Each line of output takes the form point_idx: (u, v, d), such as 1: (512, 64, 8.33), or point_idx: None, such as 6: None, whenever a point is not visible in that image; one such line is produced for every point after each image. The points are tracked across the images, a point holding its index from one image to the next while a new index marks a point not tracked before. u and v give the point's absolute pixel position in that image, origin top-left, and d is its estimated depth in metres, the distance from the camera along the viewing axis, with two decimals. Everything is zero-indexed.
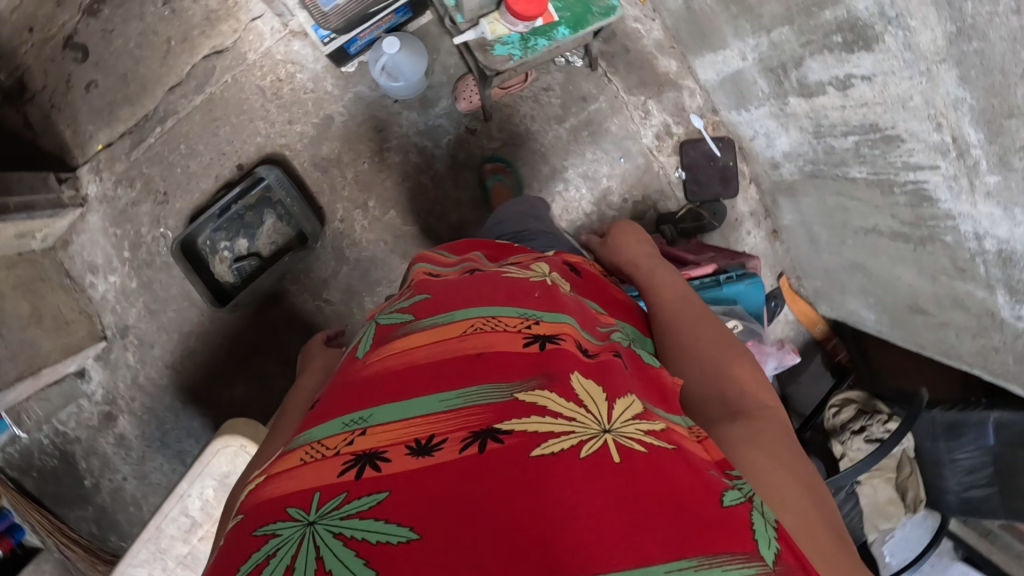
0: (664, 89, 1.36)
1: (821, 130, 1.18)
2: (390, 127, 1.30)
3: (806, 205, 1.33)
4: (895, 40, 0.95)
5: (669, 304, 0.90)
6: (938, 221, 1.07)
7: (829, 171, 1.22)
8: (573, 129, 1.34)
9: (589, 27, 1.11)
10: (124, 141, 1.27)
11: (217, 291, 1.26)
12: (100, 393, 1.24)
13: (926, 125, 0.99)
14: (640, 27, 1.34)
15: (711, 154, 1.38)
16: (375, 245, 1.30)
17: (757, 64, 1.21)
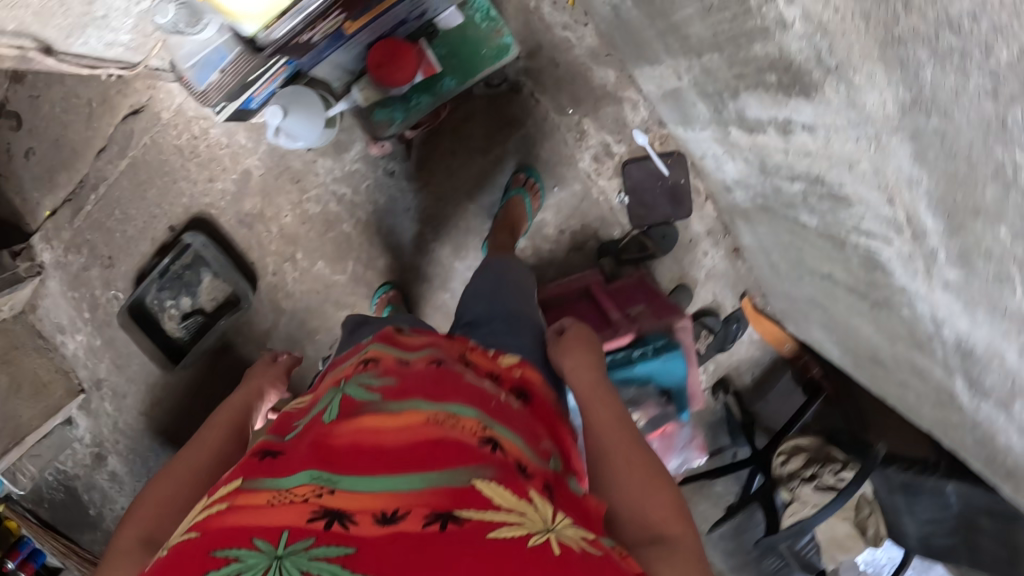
0: (600, 104, 1.20)
1: (766, 167, 1.00)
2: (306, 176, 1.23)
3: (762, 233, 1.17)
4: (837, 92, 0.74)
5: (599, 401, 0.80)
6: (894, 291, 0.90)
7: (782, 212, 1.05)
8: (500, 160, 1.22)
9: (480, 76, 0.99)
10: (65, 209, 1.29)
11: (172, 349, 1.30)
12: (88, 437, 1.41)
13: (877, 196, 0.80)
14: (570, 35, 1.18)
15: (659, 172, 1.23)
16: (309, 295, 1.28)
17: (693, 87, 1.04)
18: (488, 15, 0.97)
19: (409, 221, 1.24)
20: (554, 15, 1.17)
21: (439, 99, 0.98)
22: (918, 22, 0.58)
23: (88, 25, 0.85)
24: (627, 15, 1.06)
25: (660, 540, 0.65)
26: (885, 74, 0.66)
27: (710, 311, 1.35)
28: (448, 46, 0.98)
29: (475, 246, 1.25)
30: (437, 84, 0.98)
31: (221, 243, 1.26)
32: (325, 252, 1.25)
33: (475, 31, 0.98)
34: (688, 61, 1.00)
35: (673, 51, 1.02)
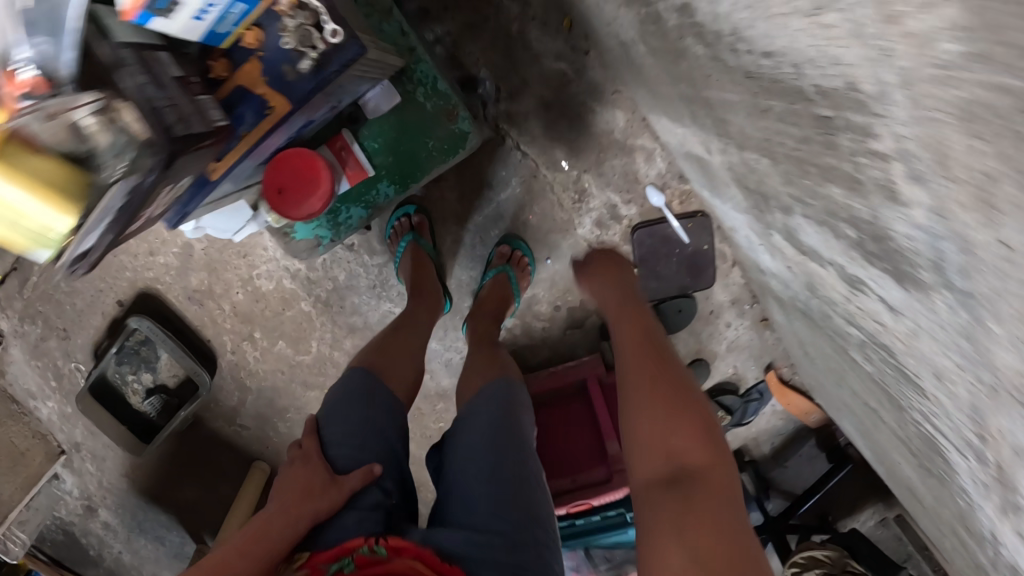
0: (605, 156, 0.93)
1: (815, 291, 0.73)
2: (253, 251, 1.03)
3: (796, 323, 0.93)
4: (953, 312, 0.40)
5: (631, 363, 0.72)
6: (952, 483, 0.60)
7: (825, 330, 0.79)
8: (480, 227, 0.99)
9: (427, 177, 0.76)
10: (13, 281, 1.19)
11: (140, 426, 1.20)
12: (77, 491, 1.40)
13: (962, 423, 0.49)
14: (566, 67, 0.88)
15: (679, 239, 0.97)
16: (274, 374, 1.14)
17: (729, 169, 0.72)
18: (439, 91, 0.73)
19: (374, 300, 1.04)
20: (545, 42, 0.87)
21: (375, 211, 0.78)
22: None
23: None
24: (637, 59, 0.74)
25: (687, 476, 0.57)
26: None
27: (729, 387, 1.16)
28: (382, 139, 0.74)
29: (453, 326, 1.06)
30: (373, 193, 0.77)
31: (171, 321, 1.10)
32: (285, 332, 1.09)
33: (422, 115, 0.73)
34: (715, 139, 0.69)
35: (688, 114, 0.72)
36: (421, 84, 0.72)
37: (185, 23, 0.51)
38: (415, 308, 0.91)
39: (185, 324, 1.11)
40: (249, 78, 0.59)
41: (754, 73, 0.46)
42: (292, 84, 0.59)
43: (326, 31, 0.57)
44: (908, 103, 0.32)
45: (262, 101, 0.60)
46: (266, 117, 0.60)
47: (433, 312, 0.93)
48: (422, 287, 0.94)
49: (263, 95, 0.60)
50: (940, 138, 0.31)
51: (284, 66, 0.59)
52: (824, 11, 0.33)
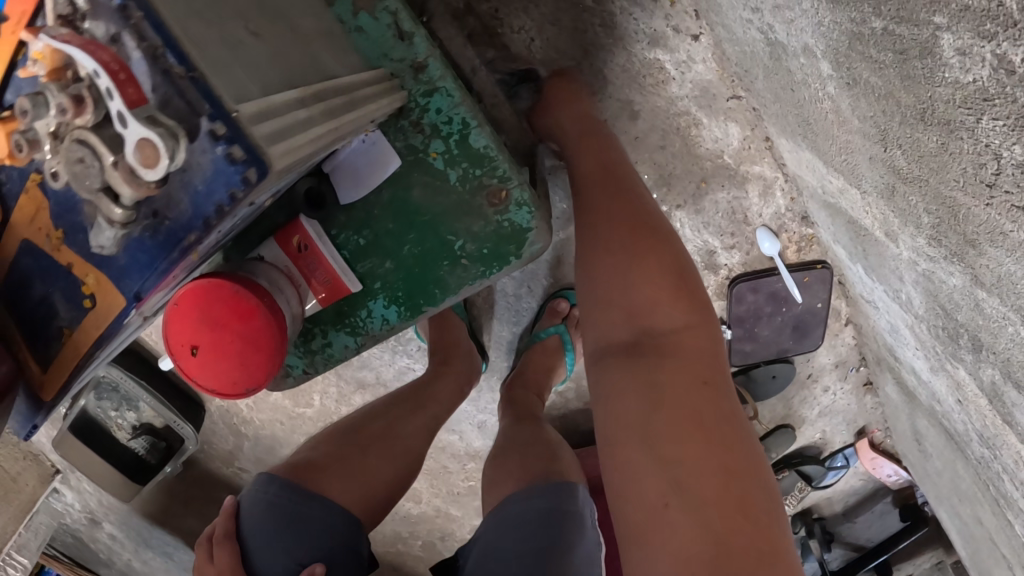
0: (704, 186, 0.66)
1: (1002, 452, 0.49)
2: None
3: (927, 424, 0.69)
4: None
5: (590, 187, 0.54)
6: None
7: (988, 476, 0.57)
8: (524, 271, 0.75)
9: (453, 298, 0.51)
10: None
11: (128, 467, 1.02)
12: (80, 504, 1.25)
13: None
14: (660, 58, 0.61)
15: (788, 297, 0.71)
16: (271, 425, 0.94)
17: (914, 270, 0.46)
18: (472, 150, 0.49)
19: (387, 354, 0.81)
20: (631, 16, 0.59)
21: (367, 340, 0.53)
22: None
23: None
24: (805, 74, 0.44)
25: (660, 347, 0.46)
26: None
27: (811, 453, 0.95)
28: (377, 235, 0.49)
29: (486, 385, 0.84)
30: (360, 312, 0.51)
31: (150, 362, 0.89)
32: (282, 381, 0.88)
33: (439, 185, 0.49)
34: (911, 233, 0.42)
35: (873, 182, 0.44)
36: (446, 135, 0.48)
37: None
38: (435, 380, 0.68)
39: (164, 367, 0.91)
40: (37, 228, 0.32)
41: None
42: (111, 255, 0.31)
43: (126, 150, 0.26)
44: None
45: (75, 281, 0.32)
46: (83, 309, 0.33)
47: (460, 381, 0.70)
48: (450, 350, 0.71)
49: (74, 270, 0.32)
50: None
51: (88, 208, 0.30)
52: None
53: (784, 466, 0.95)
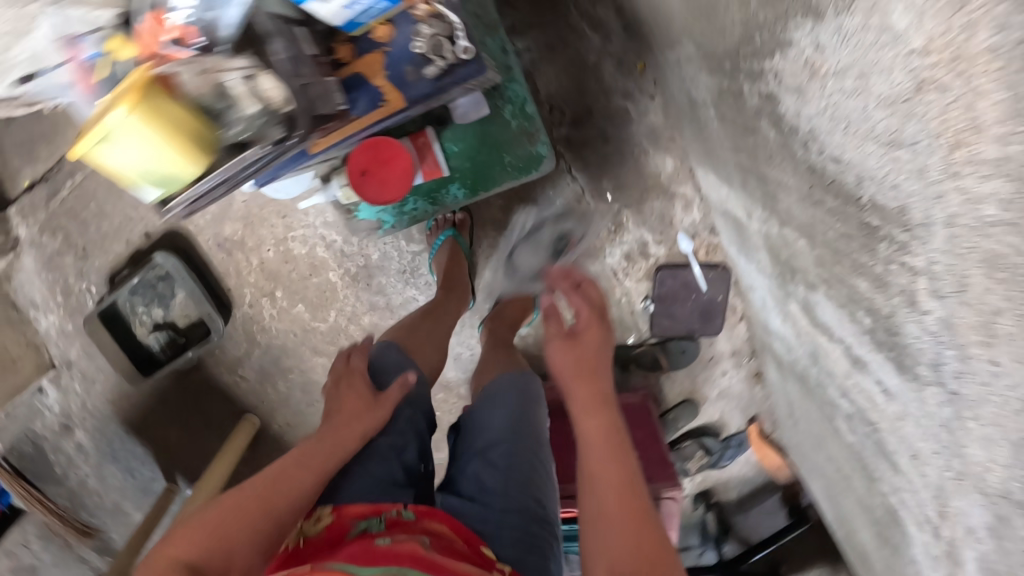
0: (647, 196, 1.00)
1: (817, 361, 0.80)
2: (294, 213, 1.07)
3: (789, 386, 0.98)
4: (941, 408, 0.49)
5: (592, 460, 0.63)
6: (907, 555, 0.71)
7: (818, 400, 0.86)
8: (515, 240, 1.07)
9: (498, 188, 0.81)
10: (38, 190, 1.10)
11: (142, 359, 1.13)
12: (60, 408, 1.18)
13: (927, 498, 0.59)
14: (629, 106, 0.96)
15: (696, 285, 1.04)
16: (285, 334, 1.16)
17: (761, 235, 0.79)
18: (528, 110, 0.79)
19: (401, 284, 1.09)
20: (616, 79, 0.95)
21: (441, 209, 0.83)
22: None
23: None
24: (703, 118, 0.78)
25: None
26: (1009, 457, 0.42)
27: (711, 430, 1.20)
28: (463, 144, 0.79)
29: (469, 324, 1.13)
30: (442, 191, 0.82)
31: (195, 262, 1.11)
32: (310, 296, 1.12)
33: (503, 124, 0.79)
34: (758, 208, 0.76)
35: (738, 181, 0.79)
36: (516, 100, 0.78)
37: (335, 9, 0.64)
38: (447, 296, 0.96)
39: (206, 269, 1.12)
40: (373, 69, 0.71)
41: (819, 170, 0.54)
42: (410, 84, 0.71)
43: (459, 46, 0.69)
44: (947, 238, 0.38)
45: (379, 94, 0.71)
46: (379, 107, 0.71)
47: (461, 303, 0.99)
48: (453, 279, 0.99)
49: (383, 88, 0.71)
50: (961, 271, 0.39)
51: (408, 66, 0.70)
52: (893, 146, 0.41)
53: (687, 438, 1.21)
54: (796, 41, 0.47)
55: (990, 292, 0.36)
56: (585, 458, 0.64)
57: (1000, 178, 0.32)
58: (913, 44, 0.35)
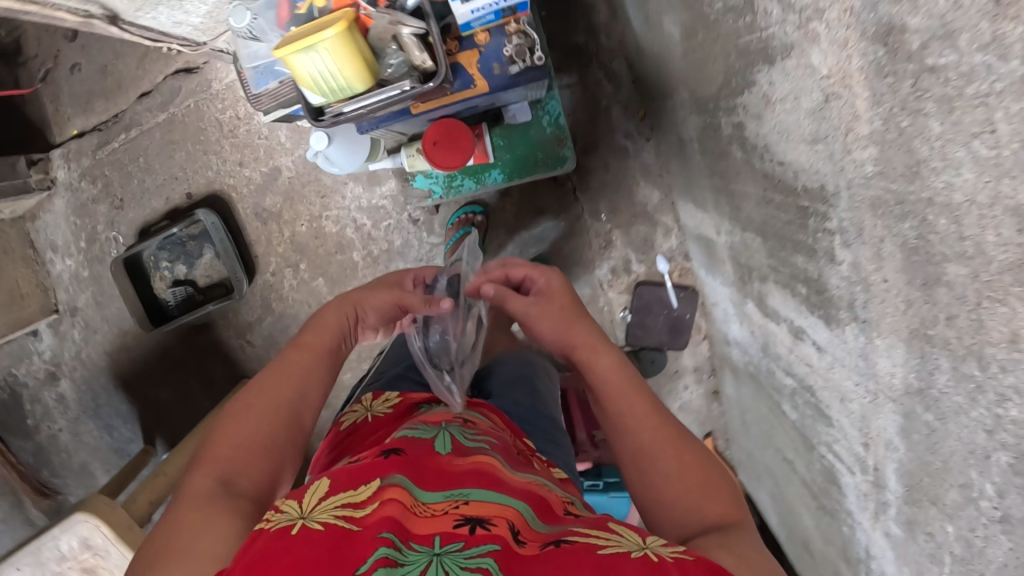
0: (634, 220, 1.27)
1: (767, 350, 1.08)
2: (332, 195, 1.40)
3: (742, 391, 1.22)
4: (856, 338, 0.84)
5: (626, 409, 0.80)
6: (841, 509, 0.97)
7: (766, 388, 1.12)
8: (521, 246, 1.32)
9: (532, 174, 1.18)
10: (93, 136, 1.47)
11: (154, 310, 1.47)
12: (48, 354, 1.57)
13: (851, 429, 0.90)
14: (629, 144, 1.25)
15: (668, 301, 1.29)
16: (298, 304, 1.47)
17: (728, 248, 1.08)
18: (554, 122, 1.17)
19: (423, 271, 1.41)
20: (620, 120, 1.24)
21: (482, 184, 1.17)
22: (950, 332, 0.68)
23: (159, 3, 0.92)
24: (688, 152, 1.10)
25: (724, 532, 0.66)
26: (902, 351, 0.76)
27: None
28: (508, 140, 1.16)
29: None
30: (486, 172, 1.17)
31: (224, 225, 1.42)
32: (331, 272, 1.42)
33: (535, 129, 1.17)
34: (726, 222, 1.06)
35: (710, 204, 1.09)
36: (547, 114, 1.17)
37: (463, 14, 0.89)
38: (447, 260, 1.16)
39: (235, 230, 1.45)
40: (469, 61, 0.97)
41: (781, 181, 0.86)
42: (494, 76, 0.97)
43: (534, 55, 0.95)
44: (847, 199, 0.76)
45: (470, 78, 0.97)
46: (469, 88, 0.97)
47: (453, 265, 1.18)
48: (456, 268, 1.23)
49: (474, 76, 0.97)
50: (860, 219, 0.75)
51: (496, 63, 0.96)
52: (817, 142, 0.75)
53: None
54: (759, 83, 0.79)
55: (883, 239, 0.72)
56: (625, 411, 0.80)
57: (870, 145, 0.68)
58: (822, 73, 0.69)
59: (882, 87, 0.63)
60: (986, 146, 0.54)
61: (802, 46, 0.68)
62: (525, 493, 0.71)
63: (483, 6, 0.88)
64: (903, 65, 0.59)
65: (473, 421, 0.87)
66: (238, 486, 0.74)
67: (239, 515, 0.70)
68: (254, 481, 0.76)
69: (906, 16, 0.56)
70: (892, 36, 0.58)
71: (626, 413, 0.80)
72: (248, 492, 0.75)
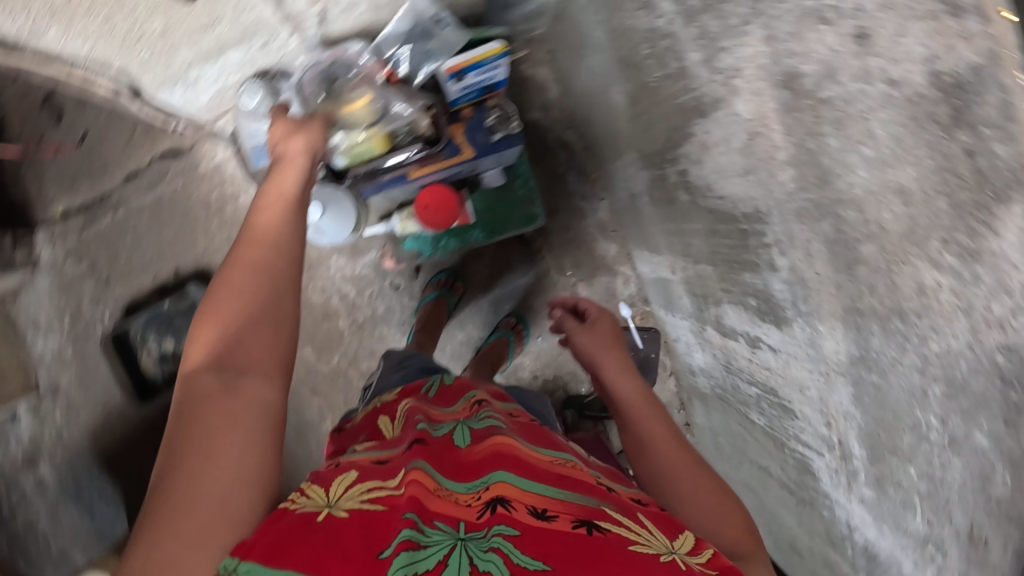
0: (596, 274, 1.61)
1: (730, 366, 1.26)
2: (318, 267, 1.57)
3: (712, 415, 1.44)
4: (802, 331, 1.01)
5: (656, 434, 0.95)
6: (819, 494, 1.09)
7: (733, 404, 1.30)
8: (495, 302, 1.65)
9: (507, 233, 1.45)
10: (77, 219, 1.64)
11: (142, 382, 1.70)
12: (28, 438, 1.66)
13: (813, 414, 1.05)
14: (586, 205, 1.57)
15: (636, 344, 1.48)
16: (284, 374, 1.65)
17: (683, 282, 1.32)
18: (523, 185, 1.43)
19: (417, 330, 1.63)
20: (575, 185, 1.56)
21: (465, 242, 1.44)
22: (872, 297, 0.84)
23: (177, 84, 1.11)
24: (640, 205, 1.37)
25: (741, 555, 0.75)
26: (805, 307, 0.98)
27: None
28: (487, 205, 1.43)
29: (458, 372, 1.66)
30: (467, 233, 1.44)
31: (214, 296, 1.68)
32: (329, 339, 1.62)
33: (508, 193, 1.43)
34: (678, 260, 1.30)
35: (660, 245, 1.35)
36: (516, 179, 1.42)
37: (451, 90, 1.20)
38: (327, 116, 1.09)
39: None
40: (457, 131, 1.25)
41: (718, 209, 1.09)
42: (478, 142, 1.26)
43: (512, 124, 1.25)
44: (778, 215, 0.95)
45: (458, 145, 1.25)
46: (457, 154, 1.25)
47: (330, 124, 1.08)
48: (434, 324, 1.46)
49: (461, 143, 1.25)
50: (791, 225, 0.93)
51: (479, 132, 1.25)
52: (749, 173, 0.97)
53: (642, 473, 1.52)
54: (698, 133, 1.04)
55: (810, 240, 0.91)
56: (654, 436, 0.95)
57: (789, 166, 0.89)
58: (745, 117, 0.93)
59: (789, 120, 0.85)
60: (870, 150, 0.76)
61: (728, 99, 0.94)
62: (552, 463, 0.68)
63: (470, 86, 1.21)
64: (804, 100, 0.82)
65: (490, 404, 0.87)
66: (236, 367, 0.73)
67: (249, 414, 0.69)
68: (254, 360, 0.74)
69: (801, 65, 0.80)
70: (801, 78, 0.81)
71: (651, 436, 0.95)
72: (252, 383, 0.72)
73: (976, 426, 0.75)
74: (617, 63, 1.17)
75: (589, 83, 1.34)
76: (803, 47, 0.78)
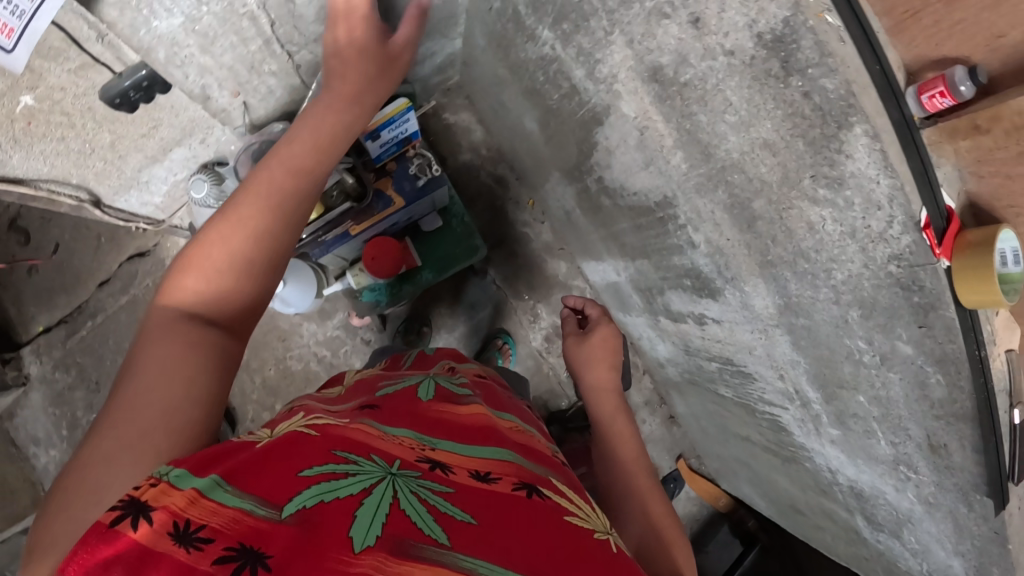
0: (551, 290, 1.73)
1: (690, 349, 1.31)
2: (293, 336, 1.68)
3: (690, 403, 1.49)
4: (732, 295, 1.06)
5: (624, 448, 1.05)
6: (797, 448, 1.14)
7: (704, 385, 1.35)
8: (461, 336, 1.72)
9: (455, 267, 1.58)
10: (60, 329, 1.76)
11: None
12: None
13: (765, 370, 1.09)
14: (529, 230, 1.71)
15: None
16: None
17: (630, 282, 1.39)
18: (461, 223, 1.57)
19: None
20: (516, 214, 1.70)
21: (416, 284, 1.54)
22: (775, 241, 0.91)
23: (132, 187, 1.27)
24: (576, 220, 1.47)
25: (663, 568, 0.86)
26: (728, 271, 1.03)
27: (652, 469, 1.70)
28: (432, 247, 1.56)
29: None
30: (417, 274, 1.55)
31: None
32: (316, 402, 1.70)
33: (448, 232, 1.57)
34: (619, 261, 1.39)
35: (600, 250, 1.45)
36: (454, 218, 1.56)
37: (372, 150, 1.31)
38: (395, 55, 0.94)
39: None
40: (386, 184, 1.36)
41: (636, 203, 1.18)
42: (408, 190, 1.38)
43: (433, 168, 1.40)
44: (683, 197, 1.04)
45: (390, 197, 1.37)
46: (391, 204, 1.36)
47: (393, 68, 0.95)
48: None
49: (393, 195, 1.37)
50: (693, 200, 1.02)
51: (406, 180, 1.38)
52: (649, 165, 1.07)
53: None
54: (600, 140, 1.15)
55: (713, 211, 0.99)
56: (619, 449, 1.04)
57: (677, 150, 0.99)
58: (632, 117, 1.04)
59: (665, 107, 0.96)
60: (732, 116, 0.85)
61: (614, 103, 1.05)
62: (499, 434, 0.72)
63: (388, 142, 1.32)
64: (670, 88, 0.92)
65: (457, 373, 0.92)
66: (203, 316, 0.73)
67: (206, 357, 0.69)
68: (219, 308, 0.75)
69: (659, 58, 0.90)
70: (665, 65, 0.90)
71: (618, 448, 1.05)
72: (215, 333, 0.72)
73: (896, 338, 0.83)
74: (524, 95, 1.30)
75: (507, 119, 1.47)
76: (655, 43, 0.89)
